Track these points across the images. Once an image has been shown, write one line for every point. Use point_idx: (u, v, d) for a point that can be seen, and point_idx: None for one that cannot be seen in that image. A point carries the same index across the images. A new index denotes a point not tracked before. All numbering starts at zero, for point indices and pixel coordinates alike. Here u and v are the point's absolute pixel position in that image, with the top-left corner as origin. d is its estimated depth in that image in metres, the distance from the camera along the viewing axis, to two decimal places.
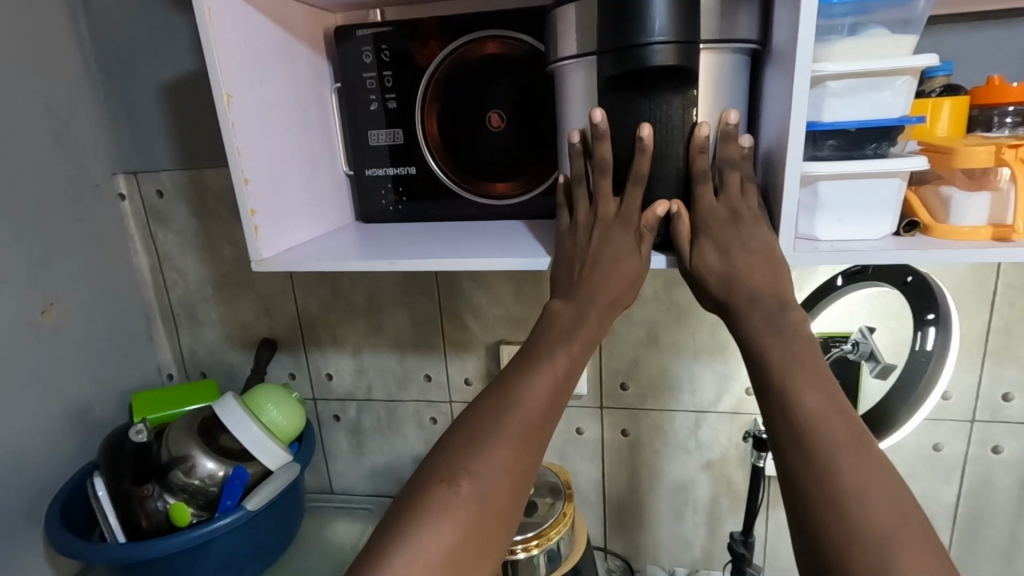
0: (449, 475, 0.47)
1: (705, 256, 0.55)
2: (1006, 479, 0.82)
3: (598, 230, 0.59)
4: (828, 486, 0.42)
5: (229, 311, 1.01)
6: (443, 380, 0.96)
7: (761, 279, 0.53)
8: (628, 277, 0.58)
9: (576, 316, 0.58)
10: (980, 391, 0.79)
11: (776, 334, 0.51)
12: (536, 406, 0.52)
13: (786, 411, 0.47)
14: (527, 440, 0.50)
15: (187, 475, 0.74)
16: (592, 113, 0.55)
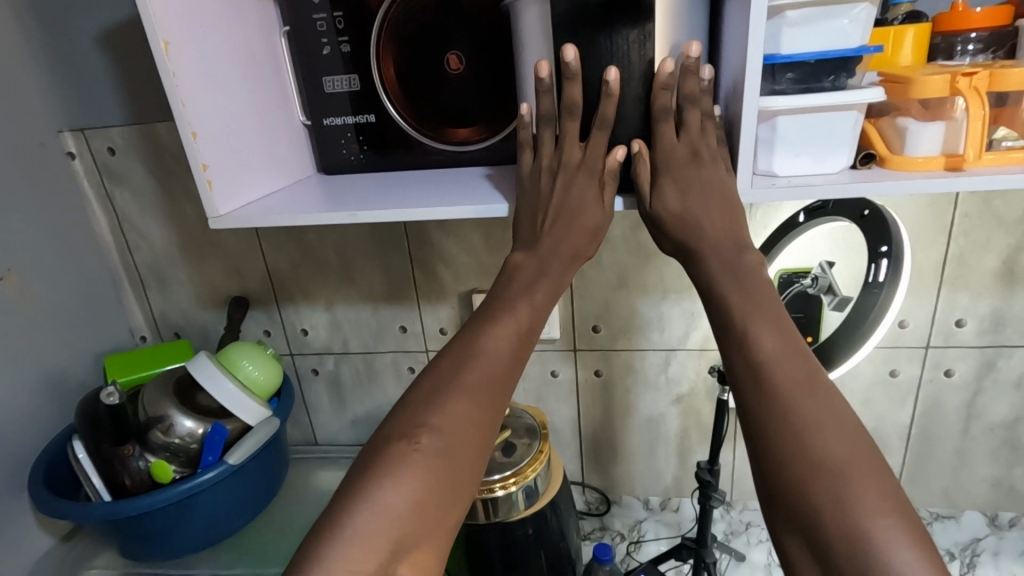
0: (415, 429, 0.49)
1: (664, 191, 0.55)
2: (956, 400, 0.86)
3: (561, 177, 0.58)
4: (786, 423, 0.44)
5: (197, 271, 0.99)
6: (418, 330, 0.97)
7: (716, 221, 0.55)
8: (591, 232, 0.59)
9: (538, 271, 0.59)
10: (935, 318, 0.82)
11: (731, 274, 0.53)
12: (499, 361, 0.53)
13: (744, 353, 0.49)
14: (492, 395, 0.52)
15: (166, 434, 0.75)
16: (564, 50, 0.53)
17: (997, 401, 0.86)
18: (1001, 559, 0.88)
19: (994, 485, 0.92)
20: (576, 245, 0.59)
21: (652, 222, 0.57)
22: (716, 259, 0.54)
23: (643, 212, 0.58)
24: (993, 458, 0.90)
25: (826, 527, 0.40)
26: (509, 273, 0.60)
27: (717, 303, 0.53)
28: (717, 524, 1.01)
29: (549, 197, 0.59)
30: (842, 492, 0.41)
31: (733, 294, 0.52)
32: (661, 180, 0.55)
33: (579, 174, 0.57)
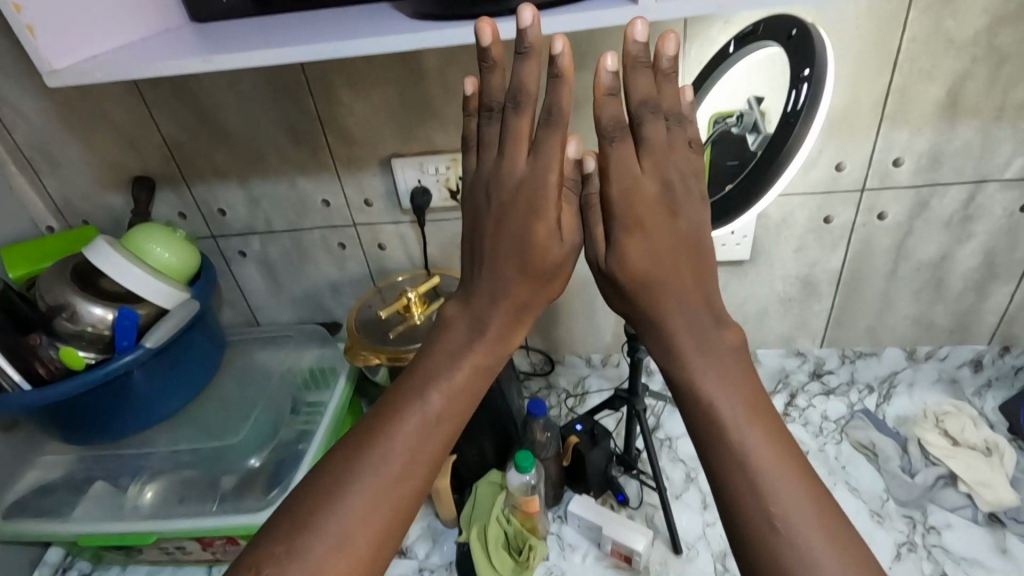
0: (268, 553, 0.43)
1: (625, 247, 0.50)
2: (887, 241, 0.86)
3: (506, 204, 0.52)
4: (795, 560, 0.41)
5: (89, 149, 0.90)
6: (342, 203, 0.92)
7: (688, 282, 0.50)
8: (549, 271, 0.53)
9: (468, 333, 0.53)
10: (872, 158, 0.79)
11: (717, 374, 0.48)
12: (406, 460, 0.47)
13: (732, 455, 0.45)
14: (388, 510, 0.46)
15: (73, 321, 0.72)
16: (522, 10, 0.48)
17: (926, 241, 0.86)
18: (914, 388, 0.97)
19: (915, 322, 0.96)
20: (512, 303, 0.53)
21: (609, 278, 0.52)
22: (686, 324, 0.50)
23: (600, 267, 0.53)
24: (916, 297, 0.92)
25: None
26: (439, 332, 0.54)
27: (705, 414, 0.47)
28: (655, 376, 1.06)
29: (487, 239, 0.54)
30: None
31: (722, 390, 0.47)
32: (620, 233, 0.51)
33: (524, 211, 0.52)
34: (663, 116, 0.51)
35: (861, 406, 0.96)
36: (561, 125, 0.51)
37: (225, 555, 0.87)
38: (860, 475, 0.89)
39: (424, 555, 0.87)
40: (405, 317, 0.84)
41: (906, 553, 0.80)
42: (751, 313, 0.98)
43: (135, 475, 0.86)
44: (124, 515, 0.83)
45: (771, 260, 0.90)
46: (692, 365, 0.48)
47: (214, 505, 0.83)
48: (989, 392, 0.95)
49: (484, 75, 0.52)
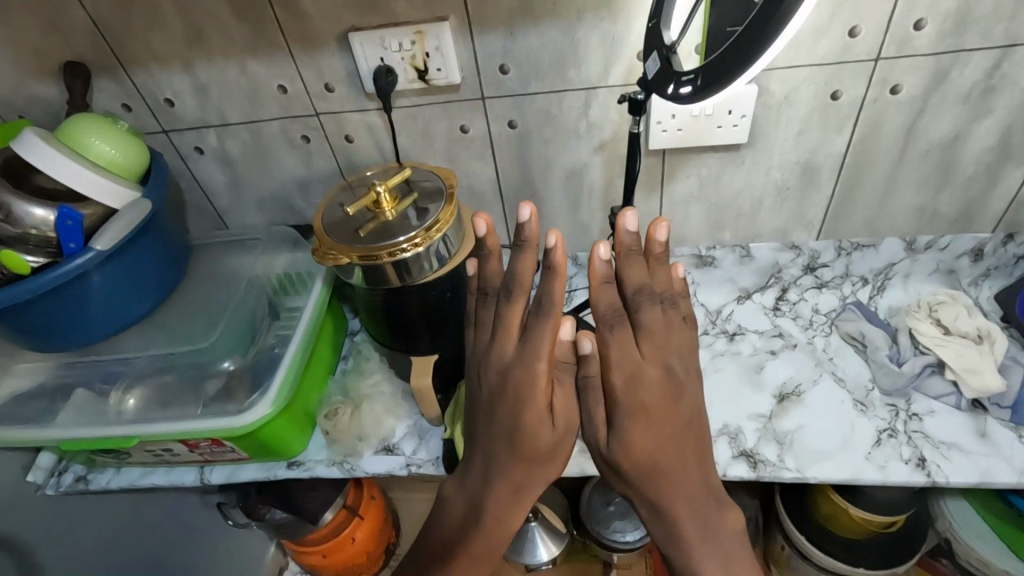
0: None
1: (627, 438, 0.63)
2: (898, 121, 0.79)
3: (500, 389, 0.66)
4: None
5: (7, 30, 0.79)
6: (301, 90, 0.83)
7: (686, 466, 0.64)
8: (544, 450, 0.66)
9: (478, 503, 0.69)
10: (891, 19, 0.70)
11: (717, 561, 0.62)
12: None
13: None
14: None
15: (11, 223, 0.66)
16: (521, 210, 0.64)
17: (939, 119, 0.79)
18: (910, 280, 0.95)
19: (918, 212, 0.91)
20: (515, 479, 0.67)
21: (613, 458, 0.65)
22: (681, 503, 0.63)
23: (604, 447, 0.66)
24: (921, 183, 0.87)
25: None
26: (459, 493, 0.71)
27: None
28: None
29: (486, 420, 0.68)
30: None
31: (710, 566, 0.61)
32: (625, 421, 0.64)
33: (515, 400, 0.65)
34: (658, 302, 0.66)
35: (854, 298, 0.95)
36: (549, 314, 0.64)
37: (214, 456, 0.88)
38: (848, 366, 0.89)
39: (411, 451, 0.88)
40: (377, 214, 0.78)
41: (887, 438, 0.80)
42: (746, 205, 0.93)
43: (114, 382, 0.85)
44: (107, 420, 0.83)
45: (769, 147, 0.84)
46: (695, 551, 0.62)
47: (198, 408, 0.82)
48: (986, 281, 0.93)
49: (483, 261, 0.71)
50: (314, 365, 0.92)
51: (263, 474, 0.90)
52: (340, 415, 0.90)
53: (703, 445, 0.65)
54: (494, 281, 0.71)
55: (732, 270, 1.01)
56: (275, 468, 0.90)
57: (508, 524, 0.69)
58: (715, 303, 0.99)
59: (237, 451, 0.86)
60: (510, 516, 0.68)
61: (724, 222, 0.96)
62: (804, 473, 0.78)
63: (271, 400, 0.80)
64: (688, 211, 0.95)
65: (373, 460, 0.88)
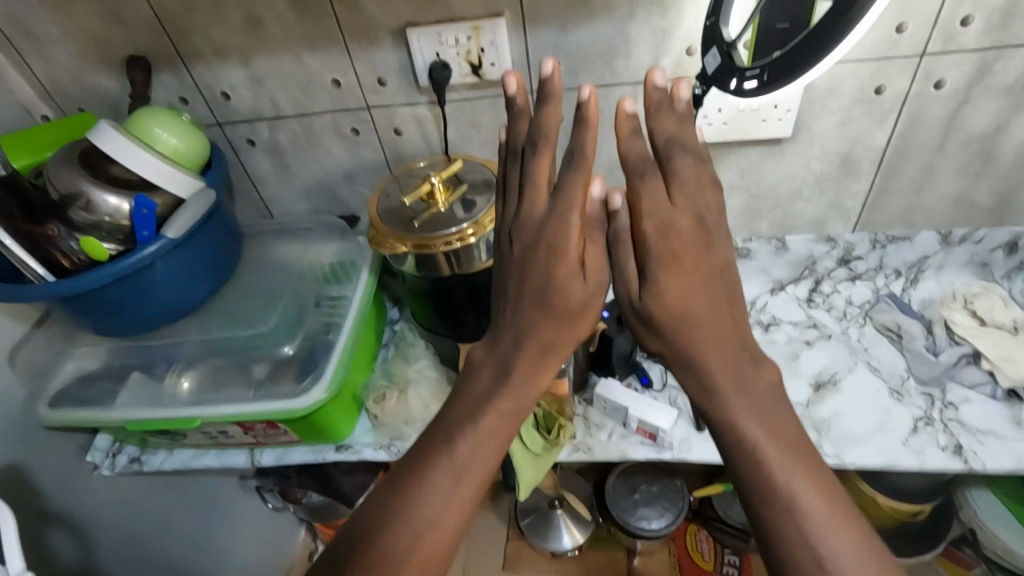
0: None
1: (660, 286, 0.54)
2: (940, 114, 0.81)
3: (523, 251, 0.58)
4: None
5: (74, 24, 0.82)
6: (354, 83, 0.85)
7: (727, 326, 0.53)
8: (573, 312, 0.57)
9: (497, 372, 0.56)
10: (939, 14, 0.71)
11: (759, 417, 0.50)
12: (450, 497, 0.50)
13: (790, 518, 0.45)
14: (437, 542, 0.49)
15: (89, 211, 0.69)
16: (544, 62, 0.58)
17: (982, 111, 0.80)
18: (942, 271, 0.97)
19: (956, 202, 0.92)
20: (542, 336, 0.57)
21: (645, 316, 0.56)
22: (723, 369, 0.52)
23: (635, 304, 0.57)
24: (959, 174, 0.88)
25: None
26: (472, 370, 0.58)
27: (747, 455, 0.48)
28: None
29: (511, 281, 0.59)
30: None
31: (757, 426, 0.49)
32: (659, 270, 0.54)
33: (546, 255, 0.57)
34: (690, 154, 0.57)
35: (887, 290, 0.97)
36: (581, 167, 0.57)
37: (266, 438, 0.91)
38: (882, 356, 0.91)
39: None
40: (429, 204, 0.80)
41: (923, 427, 0.82)
42: (783, 196, 0.95)
43: (171, 365, 0.87)
44: (166, 402, 0.85)
45: (811, 137, 0.85)
46: (744, 417, 0.49)
47: (251, 391, 0.85)
48: (1019, 274, 0.94)
49: (512, 120, 0.63)
50: (361, 352, 0.94)
51: (312, 456, 0.92)
52: (387, 399, 0.93)
53: (737, 302, 0.55)
54: (521, 138, 0.62)
55: (765, 261, 1.02)
56: (324, 451, 0.93)
57: (534, 395, 0.56)
58: (750, 294, 1.01)
59: (288, 433, 0.89)
60: (531, 397, 0.56)
61: (761, 212, 0.98)
62: (841, 459, 0.80)
63: (326, 386, 0.83)
64: (727, 201, 0.97)
65: None
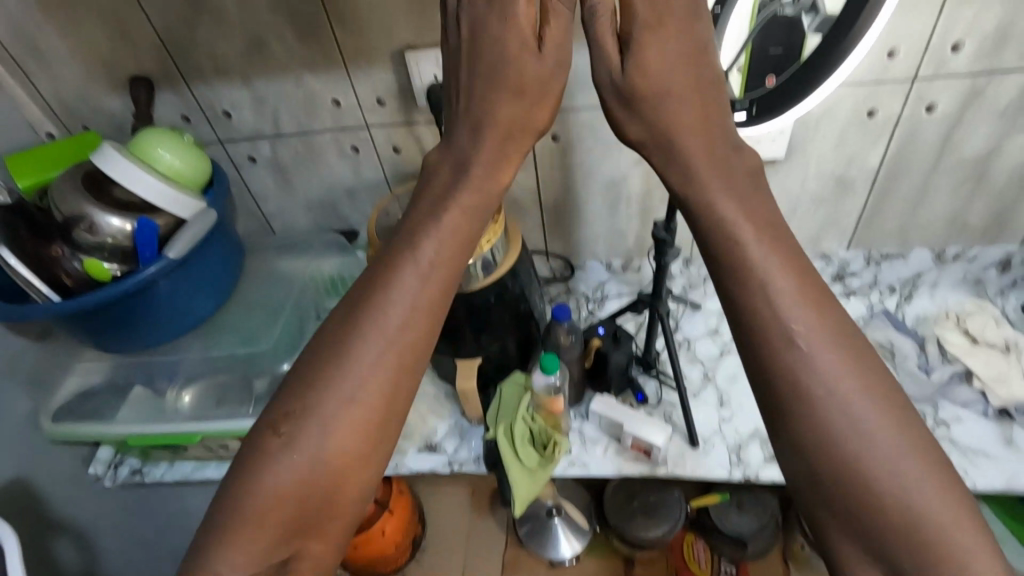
0: (281, 415, 0.50)
1: (642, 55, 0.55)
2: (933, 135, 0.82)
3: (476, 36, 0.59)
4: (824, 393, 0.46)
5: (80, 46, 0.83)
6: (354, 103, 0.86)
7: (698, 91, 0.55)
8: (531, 87, 0.59)
9: (457, 169, 0.59)
10: (930, 40, 0.72)
11: (734, 199, 0.52)
12: (411, 303, 0.53)
13: (765, 298, 0.49)
14: (410, 336, 0.52)
15: (92, 233, 0.70)
16: None
17: (974, 133, 0.81)
18: (937, 288, 0.96)
19: (949, 221, 0.93)
20: (500, 119, 0.59)
21: (629, 90, 0.56)
22: (704, 158, 0.54)
23: (614, 82, 0.56)
24: (953, 194, 0.89)
25: (912, 562, 0.42)
26: (431, 171, 0.60)
27: (724, 235, 0.51)
28: (675, 280, 1.09)
29: (465, 72, 0.60)
30: (926, 524, 0.42)
31: (726, 201, 0.52)
32: (641, 34, 0.55)
33: (499, 27, 0.58)
34: None
35: (881, 306, 0.95)
36: None
37: None
38: None
39: (453, 450, 0.92)
40: None
41: None
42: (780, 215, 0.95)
43: (173, 380, 0.88)
44: (168, 417, 0.86)
45: (806, 157, 0.86)
46: (707, 189, 0.53)
47: (252, 407, 0.86)
48: (1012, 292, 0.94)
49: None
50: None
51: None
52: None
53: (717, 88, 0.56)
54: None
55: None
56: None
57: (494, 190, 0.59)
58: None
59: None
60: (495, 188, 0.59)
61: None
62: None
63: None
64: None
65: (417, 458, 0.92)
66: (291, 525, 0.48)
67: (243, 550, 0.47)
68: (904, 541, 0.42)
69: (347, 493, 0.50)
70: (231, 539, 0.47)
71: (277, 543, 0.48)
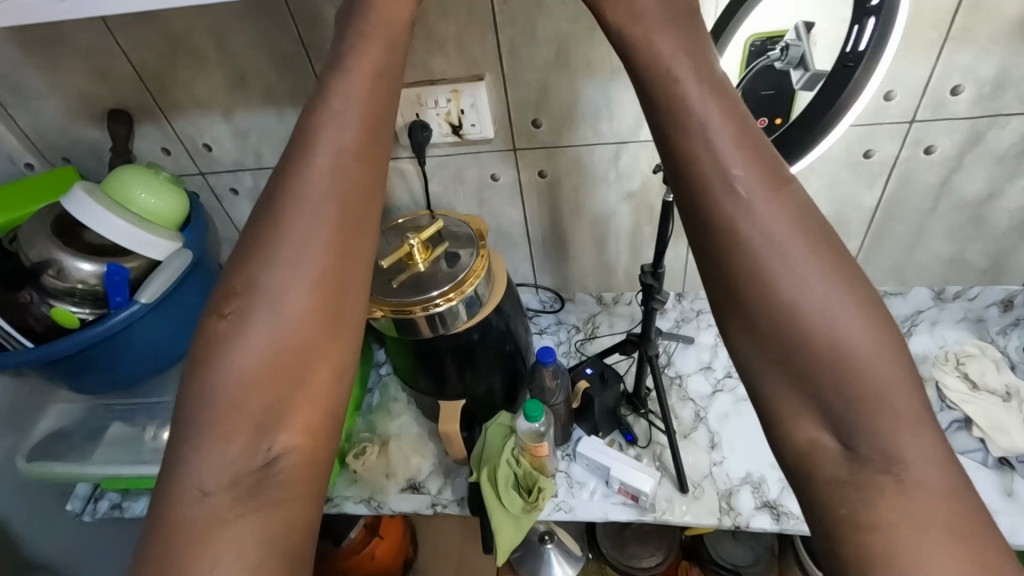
0: (227, 298, 0.41)
1: None
2: (931, 176, 0.79)
3: None
4: (785, 273, 0.39)
5: (56, 80, 0.82)
6: None
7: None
8: None
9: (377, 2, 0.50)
10: (928, 83, 0.70)
11: (685, 53, 0.46)
12: (348, 161, 0.45)
13: (714, 158, 0.42)
14: (349, 195, 0.44)
15: (61, 278, 0.69)
16: None
17: (973, 176, 0.78)
18: (936, 326, 0.94)
19: (948, 261, 0.90)
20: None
21: None
22: (666, 31, 0.47)
23: None
24: (951, 236, 0.86)
25: (875, 433, 0.36)
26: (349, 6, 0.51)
27: (677, 103, 0.45)
28: (666, 316, 1.06)
29: None
30: (883, 393, 0.37)
31: (666, 44, 0.46)
32: None
33: None
34: None
35: None
36: None
37: None
38: None
39: (436, 491, 0.90)
40: (410, 263, 0.80)
41: None
42: None
43: (151, 417, 0.86)
44: (143, 457, 0.84)
45: None
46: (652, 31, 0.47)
47: None
48: (1015, 331, 0.91)
49: None
50: None
51: None
52: (368, 454, 0.92)
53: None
54: None
55: None
56: None
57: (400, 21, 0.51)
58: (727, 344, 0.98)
59: None
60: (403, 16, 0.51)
61: None
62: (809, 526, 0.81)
63: None
64: None
65: (400, 498, 0.90)
66: (263, 419, 0.39)
67: (215, 460, 0.38)
68: (865, 413, 0.37)
69: (320, 372, 0.42)
70: (199, 448, 0.38)
71: (253, 445, 0.39)
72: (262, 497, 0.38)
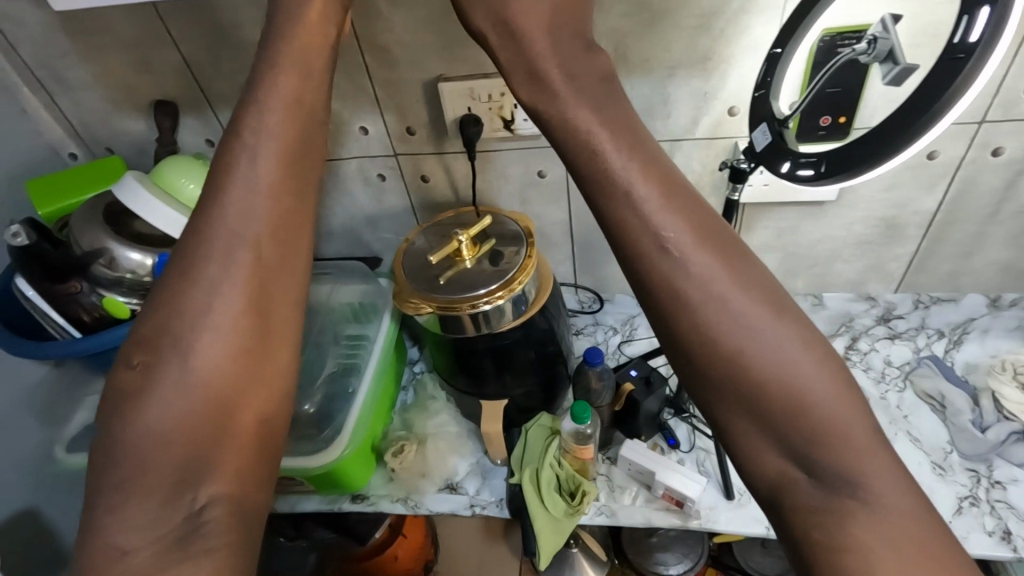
0: (142, 352, 0.42)
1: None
2: (995, 179, 0.76)
3: None
4: (720, 317, 0.42)
5: (102, 69, 0.81)
6: (382, 132, 0.84)
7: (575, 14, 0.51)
8: None
9: None
10: (1001, 83, 0.67)
11: (592, 104, 0.48)
12: (266, 209, 0.46)
13: (631, 205, 0.45)
14: (274, 237, 0.46)
15: (112, 268, 0.68)
16: None
17: None
18: (988, 335, 0.91)
19: (1004, 269, 0.88)
20: None
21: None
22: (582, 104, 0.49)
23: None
24: (1011, 243, 0.84)
25: (826, 463, 0.38)
26: None
27: (591, 157, 0.47)
28: None
29: None
30: (832, 423, 0.39)
31: (580, 105, 0.48)
32: None
33: None
34: None
35: (928, 352, 0.90)
36: None
37: (282, 485, 0.88)
38: (923, 424, 0.85)
39: (474, 491, 0.89)
40: (457, 261, 0.79)
41: (968, 507, 0.76)
42: (822, 258, 0.91)
43: None
44: None
45: (854, 201, 0.82)
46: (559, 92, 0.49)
47: None
48: None
49: None
50: (382, 400, 0.92)
51: (327, 506, 0.89)
52: (406, 452, 0.89)
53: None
54: None
55: None
56: (340, 501, 0.89)
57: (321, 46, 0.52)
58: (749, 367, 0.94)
59: (305, 483, 0.87)
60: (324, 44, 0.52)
61: (801, 270, 0.93)
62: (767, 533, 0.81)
63: (346, 442, 0.82)
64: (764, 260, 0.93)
65: (437, 499, 0.88)
66: (190, 469, 0.40)
67: (139, 518, 0.38)
68: (811, 442, 0.39)
69: (246, 416, 0.43)
70: (118, 506, 0.38)
71: (176, 496, 0.39)
72: (186, 550, 0.38)
